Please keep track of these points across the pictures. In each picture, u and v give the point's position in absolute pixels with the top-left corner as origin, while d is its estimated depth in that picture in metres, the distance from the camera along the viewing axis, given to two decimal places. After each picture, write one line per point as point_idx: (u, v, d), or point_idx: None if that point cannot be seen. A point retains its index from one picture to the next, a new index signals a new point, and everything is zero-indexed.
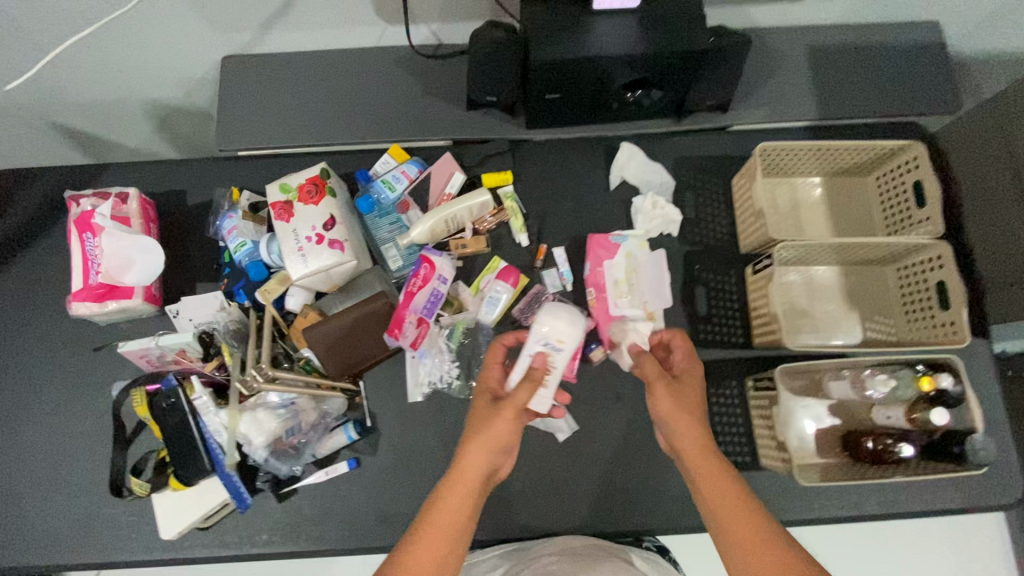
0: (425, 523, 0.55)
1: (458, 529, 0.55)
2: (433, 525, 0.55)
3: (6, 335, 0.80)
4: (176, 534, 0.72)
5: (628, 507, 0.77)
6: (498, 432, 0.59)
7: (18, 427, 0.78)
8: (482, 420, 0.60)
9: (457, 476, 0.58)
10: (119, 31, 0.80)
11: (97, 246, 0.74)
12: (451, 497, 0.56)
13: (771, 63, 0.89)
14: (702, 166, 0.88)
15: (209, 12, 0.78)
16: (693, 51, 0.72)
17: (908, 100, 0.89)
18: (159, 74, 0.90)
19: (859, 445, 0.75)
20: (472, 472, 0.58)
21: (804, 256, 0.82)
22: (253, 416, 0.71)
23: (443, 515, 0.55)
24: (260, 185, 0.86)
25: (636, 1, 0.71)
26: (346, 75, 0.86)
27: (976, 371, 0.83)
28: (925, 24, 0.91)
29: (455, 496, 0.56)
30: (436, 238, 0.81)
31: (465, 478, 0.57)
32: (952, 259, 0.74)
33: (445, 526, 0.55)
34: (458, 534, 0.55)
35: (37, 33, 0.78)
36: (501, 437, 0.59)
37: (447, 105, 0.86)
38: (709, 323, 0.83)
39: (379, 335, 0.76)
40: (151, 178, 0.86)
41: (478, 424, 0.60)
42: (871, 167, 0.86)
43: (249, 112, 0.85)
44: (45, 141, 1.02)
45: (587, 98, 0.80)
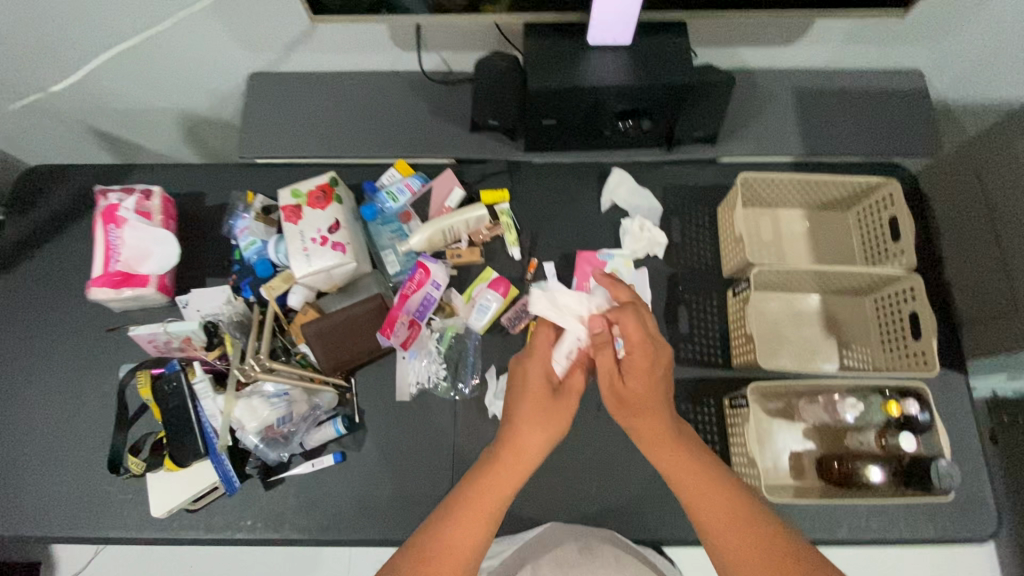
0: (456, 515, 0.56)
1: (491, 524, 0.57)
2: (463, 523, 0.56)
3: (27, 316, 0.86)
4: (167, 512, 0.75)
5: (602, 517, 0.78)
6: (556, 428, 0.60)
7: (28, 403, 0.82)
8: (537, 417, 0.60)
9: (500, 471, 0.59)
10: (159, 45, 0.88)
11: (119, 236, 0.81)
12: (492, 490, 0.58)
13: (758, 100, 0.94)
14: (690, 193, 0.93)
15: (242, 31, 0.86)
16: (679, 86, 0.78)
17: (894, 139, 0.93)
18: (192, 86, 0.98)
19: (831, 468, 0.77)
20: (515, 464, 0.59)
21: (782, 282, 0.85)
22: (248, 403, 0.76)
23: (477, 511, 0.56)
24: (273, 190, 0.92)
25: (627, 39, 0.78)
26: (361, 94, 0.93)
27: (952, 403, 0.85)
28: (905, 72, 0.97)
29: (497, 491, 0.58)
30: (433, 247, 0.87)
31: (509, 463, 0.59)
32: (924, 291, 0.77)
33: (483, 507, 0.57)
34: (484, 527, 0.56)
35: (85, 42, 0.87)
36: (552, 430, 0.60)
37: (452, 125, 0.92)
38: (690, 343, 0.86)
39: (373, 334, 0.81)
40: (174, 179, 0.93)
41: (533, 412, 0.60)
42: (851, 202, 0.90)
43: (268, 122, 0.92)
44: (82, 143, 1.11)
45: (581, 125, 0.86)
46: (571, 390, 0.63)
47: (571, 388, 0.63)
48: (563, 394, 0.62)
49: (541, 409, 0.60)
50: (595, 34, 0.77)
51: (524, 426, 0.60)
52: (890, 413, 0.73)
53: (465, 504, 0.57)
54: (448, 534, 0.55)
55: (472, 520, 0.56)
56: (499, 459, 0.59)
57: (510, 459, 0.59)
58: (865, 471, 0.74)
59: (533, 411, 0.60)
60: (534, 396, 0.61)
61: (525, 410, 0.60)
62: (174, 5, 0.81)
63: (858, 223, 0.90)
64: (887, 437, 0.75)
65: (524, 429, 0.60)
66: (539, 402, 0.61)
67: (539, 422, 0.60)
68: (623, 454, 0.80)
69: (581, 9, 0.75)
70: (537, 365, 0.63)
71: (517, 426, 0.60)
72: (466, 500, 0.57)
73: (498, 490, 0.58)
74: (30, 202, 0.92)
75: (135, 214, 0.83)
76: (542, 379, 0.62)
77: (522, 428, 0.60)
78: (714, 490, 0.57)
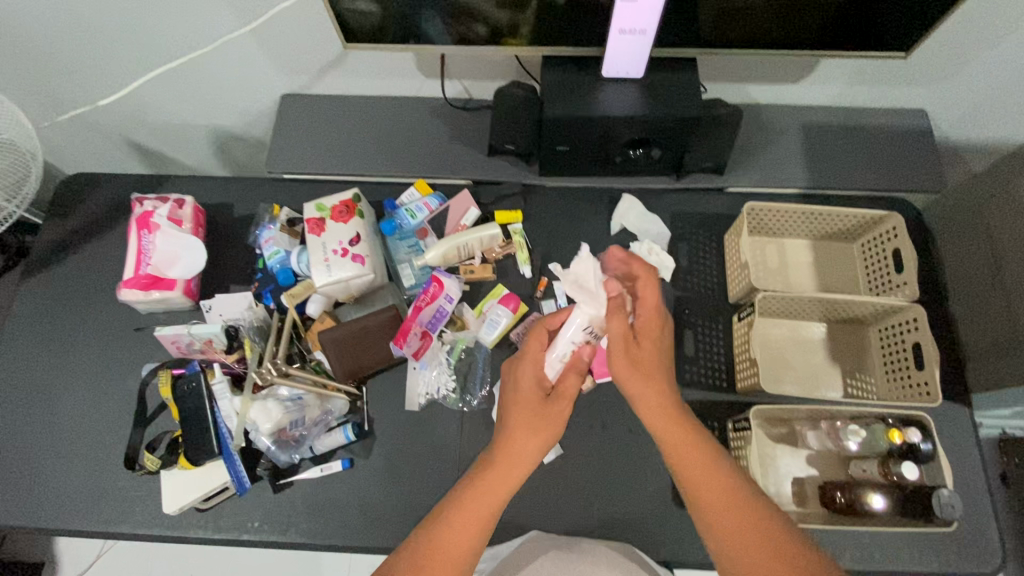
0: (453, 515, 0.57)
1: (488, 524, 0.58)
2: (460, 521, 0.57)
3: (58, 314, 0.90)
4: (178, 509, 0.78)
5: (604, 534, 0.79)
6: (548, 435, 0.61)
7: (53, 398, 0.85)
8: (529, 423, 0.61)
9: (498, 471, 0.59)
10: (200, 65, 0.94)
11: (151, 242, 0.86)
12: (487, 494, 0.58)
13: (766, 134, 0.98)
14: (698, 220, 0.96)
15: (278, 55, 0.92)
16: (688, 117, 0.82)
17: (898, 175, 0.96)
18: (227, 105, 1.05)
19: (832, 495, 0.77)
20: (511, 467, 0.60)
21: (787, 309, 0.86)
22: (263, 405, 0.78)
23: (474, 510, 0.58)
24: (298, 204, 0.97)
25: (639, 73, 0.82)
26: (386, 117, 0.98)
27: (957, 436, 0.85)
28: (910, 111, 1.00)
29: (493, 492, 0.58)
30: (448, 262, 0.90)
31: (502, 465, 0.60)
32: (926, 322, 0.79)
33: (475, 511, 0.58)
34: (479, 530, 0.57)
35: (132, 61, 0.93)
36: (543, 437, 0.61)
37: (471, 149, 0.97)
38: (695, 365, 0.87)
39: (386, 344, 0.83)
40: (205, 191, 0.98)
41: (523, 421, 0.62)
42: (856, 234, 0.92)
43: (297, 140, 0.97)
44: (119, 155, 1.17)
45: (593, 152, 0.90)
46: (562, 398, 0.63)
47: (560, 395, 0.63)
48: (553, 400, 0.63)
49: (532, 420, 0.62)
50: (609, 67, 0.81)
51: (517, 433, 0.61)
52: (892, 441, 0.74)
53: (464, 502, 0.58)
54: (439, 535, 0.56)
55: (467, 520, 0.57)
56: (495, 462, 0.60)
57: (506, 462, 0.60)
58: (868, 499, 0.73)
59: (524, 416, 0.62)
60: (525, 404, 0.62)
61: (515, 416, 0.62)
62: (219, 29, 0.87)
63: (863, 254, 0.92)
64: (889, 467, 0.74)
65: (517, 434, 0.61)
66: (531, 409, 0.62)
67: (530, 430, 0.61)
68: (625, 472, 0.81)
69: (597, 43, 0.80)
70: (527, 368, 0.64)
71: (508, 431, 0.62)
72: (464, 499, 0.58)
73: (493, 493, 0.59)
74: (69, 208, 0.97)
75: (168, 221, 0.87)
76: (531, 388, 0.63)
77: (510, 436, 0.61)
78: (716, 484, 0.58)
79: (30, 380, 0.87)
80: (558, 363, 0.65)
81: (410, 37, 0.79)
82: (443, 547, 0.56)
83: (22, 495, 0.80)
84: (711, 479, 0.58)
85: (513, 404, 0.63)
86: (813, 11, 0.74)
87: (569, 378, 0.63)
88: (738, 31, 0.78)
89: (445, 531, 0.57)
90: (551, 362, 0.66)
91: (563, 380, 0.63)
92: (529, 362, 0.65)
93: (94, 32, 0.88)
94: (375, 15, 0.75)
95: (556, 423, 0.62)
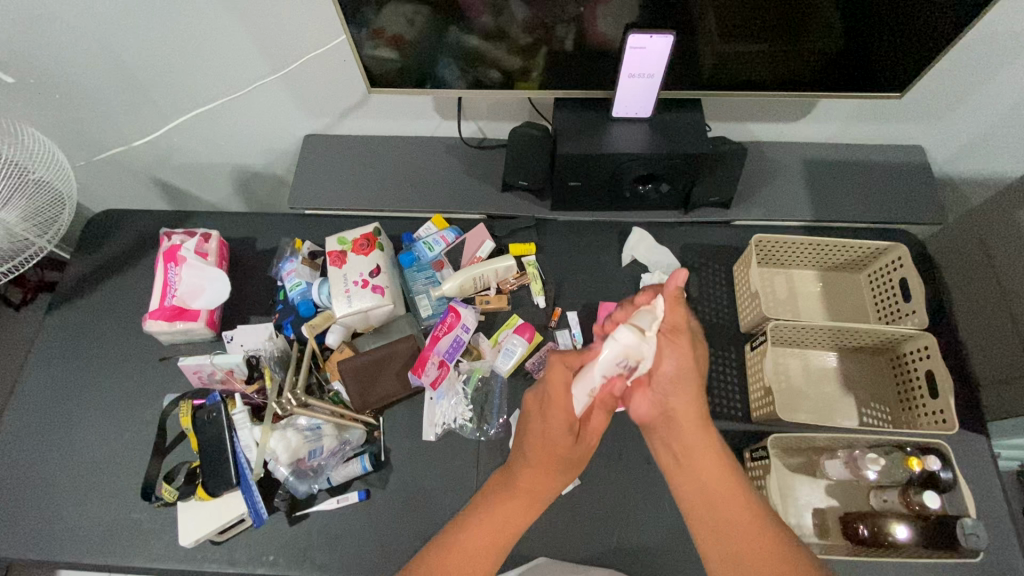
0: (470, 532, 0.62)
1: (499, 552, 0.62)
2: (470, 542, 0.61)
3: (81, 345, 0.92)
4: (193, 542, 0.77)
5: (624, 567, 0.77)
6: (566, 471, 0.65)
7: (72, 429, 0.86)
8: (547, 459, 0.64)
9: (512, 502, 0.63)
10: (230, 108, 1.00)
11: (177, 275, 0.89)
12: (503, 521, 0.62)
13: (769, 169, 1.02)
14: (706, 252, 0.98)
15: (304, 99, 0.98)
16: (694, 153, 0.86)
17: (899, 207, 0.99)
18: (252, 145, 1.09)
19: (857, 526, 0.75)
20: (528, 499, 0.64)
21: (798, 338, 0.87)
22: (283, 435, 0.79)
23: (488, 533, 0.62)
24: (318, 239, 1.00)
25: (647, 113, 0.87)
26: (405, 155, 1.03)
27: (976, 465, 0.84)
28: (906, 146, 1.04)
29: (512, 516, 0.63)
30: (464, 293, 0.92)
31: (521, 490, 0.64)
32: (938, 349, 0.80)
33: (493, 529, 0.62)
34: (491, 555, 0.61)
35: (166, 105, 0.99)
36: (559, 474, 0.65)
37: (485, 185, 1.01)
38: (709, 394, 0.88)
39: (404, 373, 0.85)
40: (229, 226, 1.02)
41: (544, 459, 0.64)
42: (862, 265, 0.94)
43: (318, 177, 1.01)
44: (143, 193, 1.21)
45: (604, 187, 0.93)
46: (588, 429, 0.66)
47: (587, 431, 0.66)
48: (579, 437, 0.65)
49: (553, 461, 0.64)
50: (618, 107, 0.86)
51: (535, 464, 0.64)
52: (912, 468, 0.74)
53: (478, 523, 0.62)
54: (446, 559, 0.60)
55: (476, 543, 0.61)
56: (511, 494, 0.64)
57: (524, 492, 0.64)
58: (891, 529, 0.73)
59: (545, 456, 0.64)
60: (551, 449, 0.63)
61: (535, 456, 0.64)
62: (248, 74, 0.93)
63: (870, 284, 0.94)
64: (910, 497, 0.74)
65: (532, 471, 0.64)
66: (554, 451, 0.63)
67: (547, 469, 0.64)
68: (642, 503, 0.80)
69: (606, 86, 0.85)
70: (556, 409, 0.62)
71: (527, 468, 0.64)
72: (475, 521, 0.63)
73: (504, 522, 0.62)
74: (96, 242, 1.00)
75: (194, 254, 0.90)
76: (563, 436, 0.63)
77: (528, 473, 0.64)
78: (715, 473, 0.63)
79: (50, 410, 0.88)
80: (585, 397, 0.62)
81: (428, 81, 0.83)
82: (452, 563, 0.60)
83: (36, 527, 0.80)
84: (710, 471, 0.63)
85: (538, 445, 0.63)
86: (808, 55, 0.79)
87: (597, 417, 0.66)
88: (739, 74, 0.82)
89: (458, 551, 0.60)
90: (578, 399, 0.62)
91: (593, 418, 0.65)
92: (561, 407, 0.62)
93: (131, 76, 0.93)
94: (397, 61, 0.80)
95: (573, 461, 0.65)
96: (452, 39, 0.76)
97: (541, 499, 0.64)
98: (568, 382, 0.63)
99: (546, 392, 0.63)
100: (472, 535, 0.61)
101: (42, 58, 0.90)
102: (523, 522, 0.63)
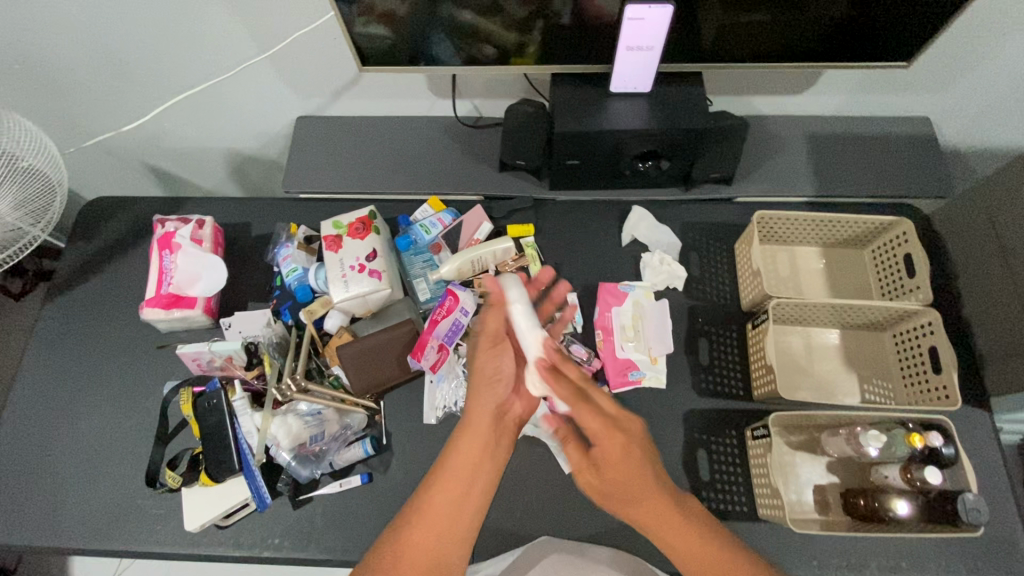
0: (425, 512, 0.59)
1: (464, 509, 0.59)
2: (434, 509, 0.59)
3: (79, 333, 0.92)
4: (199, 527, 0.78)
5: (624, 545, 0.78)
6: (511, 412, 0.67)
7: (74, 416, 0.87)
8: (483, 435, 0.63)
9: (472, 452, 0.62)
10: (221, 90, 0.98)
11: (172, 262, 0.88)
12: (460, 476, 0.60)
13: (771, 144, 1.00)
14: (708, 230, 0.96)
15: (296, 79, 0.96)
16: (695, 129, 0.84)
17: (904, 181, 0.96)
18: (244, 128, 1.07)
19: (857, 501, 0.76)
20: (489, 447, 0.63)
21: (800, 315, 0.86)
22: (284, 420, 0.79)
23: (454, 495, 0.60)
24: (314, 223, 0.99)
25: (646, 88, 0.84)
26: (400, 135, 1.01)
27: (977, 441, 0.84)
28: (913, 117, 1.02)
29: (464, 477, 0.60)
30: (462, 276, 0.91)
31: (479, 442, 0.63)
32: (942, 325, 0.79)
33: (453, 490, 0.60)
34: (460, 533, 0.58)
35: (156, 88, 0.97)
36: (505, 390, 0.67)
37: (482, 166, 0.99)
38: (710, 373, 0.87)
39: (403, 358, 0.84)
40: (224, 211, 1.00)
41: (483, 382, 0.66)
42: (866, 240, 0.92)
43: (311, 159, 0.99)
44: (136, 178, 1.20)
45: (604, 165, 0.91)
46: (486, 339, 0.68)
47: (486, 336, 0.68)
48: (479, 338, 0.68)
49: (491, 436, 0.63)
50: (618, 80, 0.83)
51: (476, 429, 0.63)
52: (914, 445, 0.72)
53: (444, 484, 0.60)
54: (409, 535, 0.58)
55: (443, 506, 0.59)
56: (464, 454, 0.62)
57: (467, 465, 0.61)
58: (892, 505, 0.72)
59: (482, 429, 0.63)
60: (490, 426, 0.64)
61: (475, 431, 0.63)
62: (236, 55, 0.91)
63: (874, 260, 0.92)
64: (912, 473, 0.73)
65: (485, 407, 0.65)
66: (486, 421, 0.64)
67: (494, 400, 0.66)
68: None
69: (604, 60, 0.82)
70: (490, 393, 0.66)
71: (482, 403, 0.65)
72: (444, 483, 0.60)
73: (470, 476, 0.61)
74: (90, 231, 0.99)
75: (189, 241, 0.89)
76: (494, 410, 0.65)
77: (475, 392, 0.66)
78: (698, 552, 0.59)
79: (52, 400, 0.88)
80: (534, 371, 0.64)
81: (421, 58, 0.81)
82: (419, 538, 0.58)
83: (44, 515, 0.81)
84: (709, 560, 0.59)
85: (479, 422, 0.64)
86: (812, 25, 0.77)
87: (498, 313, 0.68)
88: (740, 46, 0.80)
89: (423, 527, 0.58)
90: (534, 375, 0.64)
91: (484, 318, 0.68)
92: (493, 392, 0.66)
93: (117, 60, 0.91)
94: (388, 38, 0.78)
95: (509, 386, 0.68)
96: (444, 15, 0.74)
97: (479, 482, 0.61)
98: (495, 358, 0.68)
99: (485, 371, 0.67)
100: (440, 497, 0.59)
101: (25, 42, 0.87)
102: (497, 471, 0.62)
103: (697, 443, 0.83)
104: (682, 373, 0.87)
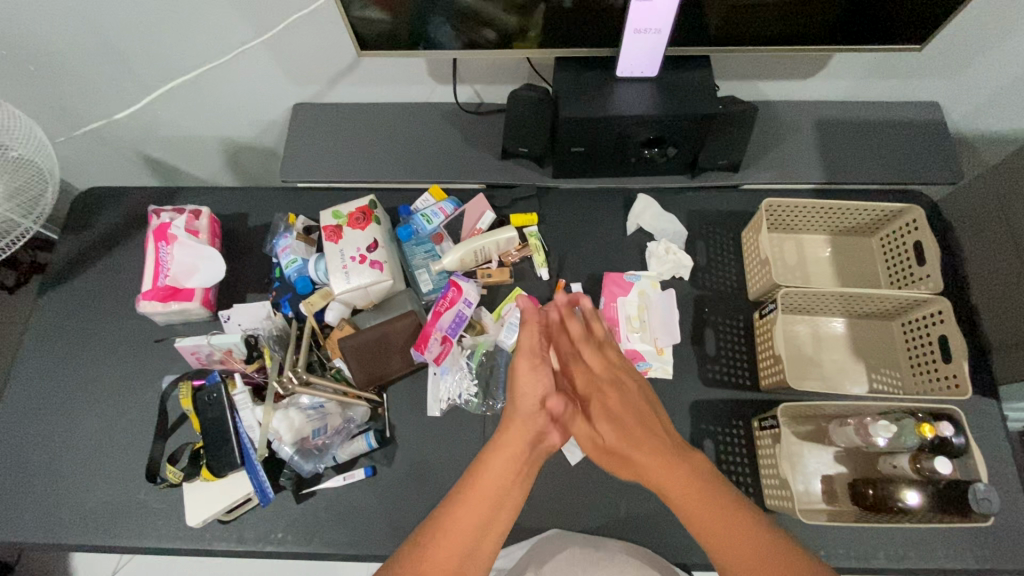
0: (449, 530, 0.56)
1: (493, 525, 0.57)
2: (460, 525, 0.56)
3: (75, 326, 0.90)
4: (201, 522, 0.77)
5: (632, 537, 0.77)
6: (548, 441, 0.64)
7: (71, 411, 0.85)
8: (515, 449, 0.61)
9: (505, 464, 0.60)
10: (215, 77, 0.95)
11: (169, 254, 0.86)
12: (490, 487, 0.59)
13: (778, 130, 0.98)
14: (714, 218, 0.95)
15: (293, 64, 0.93)
16: (702, 114, 0.82)
17: (913, 167, 0.95)
18: (239, 115, 1.05)
19: (863, 491, 0.76)
20: (520, 471, 0.61)
21: (808, 304, 0.85)
22: (286, 414, 0.77)
23: (481, 510, 0.57)
24: (313, 213, 0.97)
25: (653, 72, 0.82)
26: (399, 123, 0.99)
27: (985, 430, 0.84)
28: (922, 103, 1.00)
29: (490, 489, 0.59)
30: (465, 267, 0.90)
31: (511, 449, 0.61)
32: (952, 314, 0.78)
33: (478, 503, 0.57)
34: (485, 544, 0.56)
35: (148, 75, 0.94)
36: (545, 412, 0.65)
37: (484, 153, 0.97)
38: (718, 363, 0.86)
39: (407, 350, 0.83)
40: (221, 201, 0.98)
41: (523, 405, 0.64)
42: (874, 228, 0.91)
43: (308, 147, 0.97)
44: (130, 168, 1.17)
45: (609, 151, 0.89)
46: (525, 355, 0.66)
47: (525, 351, 0.66)
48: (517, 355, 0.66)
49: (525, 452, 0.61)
50: (623, 65, 0.81)
51: (509, 442, 0.62)
52: (924, 435, 0.72)
53: (470, 499, 0.58)
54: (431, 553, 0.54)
55: (468, 521, 0.56)
56: (491, 474, 0.59)
57: (492, 480, 0.59)
58: (901, 495, 0.72)
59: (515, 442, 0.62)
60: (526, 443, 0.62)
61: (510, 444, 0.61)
62: (230, 40, 0.88)
63: (882, 249, 0.91)
64: (920, 462, 0.72)
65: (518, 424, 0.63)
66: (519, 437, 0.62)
67: (531, 425, 0.63)
68: None
69: (609, 44, 0.80)
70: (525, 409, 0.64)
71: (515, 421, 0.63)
72: (469, 498, 0.58)
73: (498, 499, 0.58)
74: (83, 222, 0.97)
75: (185, 232, 0.87)
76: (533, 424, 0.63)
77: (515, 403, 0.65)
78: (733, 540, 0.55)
79: (49, 394, 0.86)
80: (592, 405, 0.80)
81: (421, 43, 0.78)
82: (441, 555, 0.54)
83: (44, 511, 0.80)
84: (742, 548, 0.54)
85: (511, 437, 0.62)
86: (824, 7, 0.74)
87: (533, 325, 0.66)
88: (748, 29, 0.77)
89: (446, 541, 0.55)
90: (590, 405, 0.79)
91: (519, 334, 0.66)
92: (531, 408, 0.64)
93: (106, 45, 0.88)
94: (386, 22, 0.75)
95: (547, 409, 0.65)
96: None
97: (508, 496, 0.59)
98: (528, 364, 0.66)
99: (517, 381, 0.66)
100: (465, 513, 0.57)
101: (10, 28, 0.84)
102: (522, 498, 0.60)
103: (703, 434, 0.82)
104: (689, 364, 0.86)
